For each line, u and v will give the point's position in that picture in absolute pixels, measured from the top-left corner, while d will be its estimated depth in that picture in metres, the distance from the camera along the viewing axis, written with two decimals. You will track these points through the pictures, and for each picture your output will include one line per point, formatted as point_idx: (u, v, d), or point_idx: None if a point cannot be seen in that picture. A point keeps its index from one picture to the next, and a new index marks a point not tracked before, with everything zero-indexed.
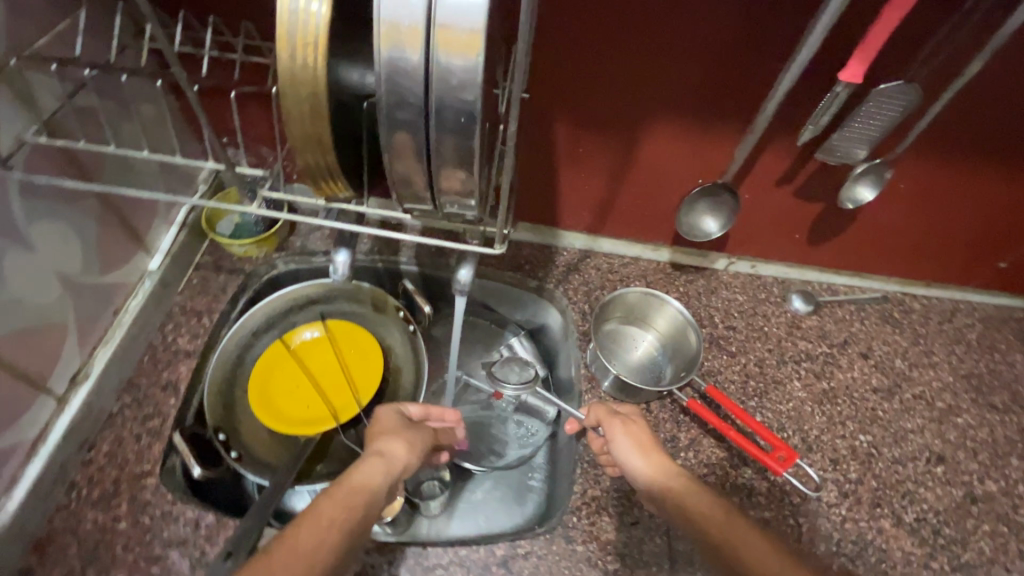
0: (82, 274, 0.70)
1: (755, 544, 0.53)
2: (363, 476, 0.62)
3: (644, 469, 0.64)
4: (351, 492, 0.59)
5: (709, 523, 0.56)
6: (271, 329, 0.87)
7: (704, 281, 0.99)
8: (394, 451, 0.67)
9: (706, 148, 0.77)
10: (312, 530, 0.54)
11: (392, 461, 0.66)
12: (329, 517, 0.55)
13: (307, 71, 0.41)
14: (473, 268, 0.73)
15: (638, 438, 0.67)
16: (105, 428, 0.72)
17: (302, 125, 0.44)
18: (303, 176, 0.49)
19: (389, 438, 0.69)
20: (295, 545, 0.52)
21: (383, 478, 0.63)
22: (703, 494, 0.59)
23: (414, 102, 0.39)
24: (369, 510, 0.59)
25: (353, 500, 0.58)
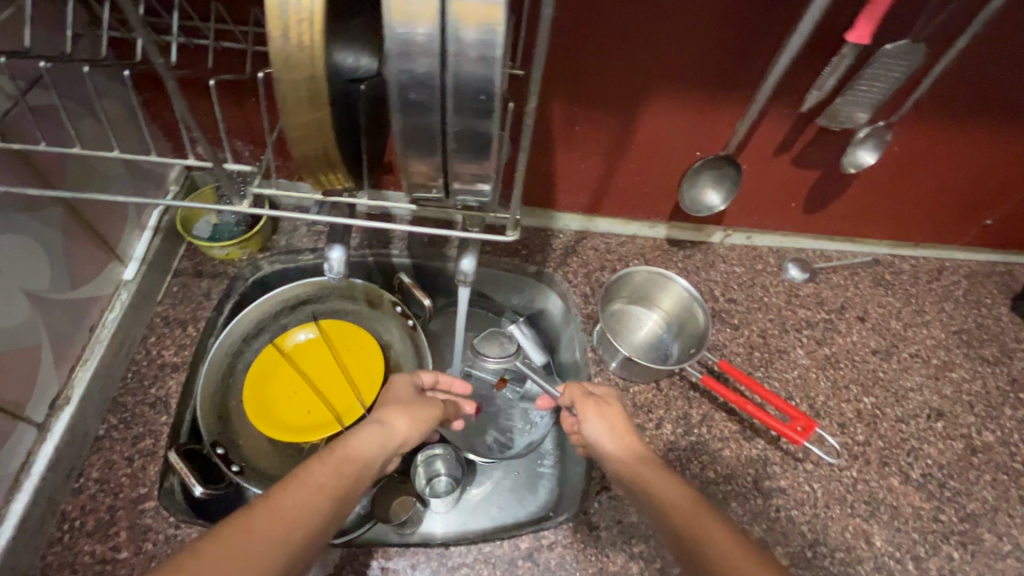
0: (52, 290, 0.64)
1: (716, 525, 0.52)
2: (357, 444, 0.60)
3: (614, 451, 0.65)
4: (343, 462, 0.56)
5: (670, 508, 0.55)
6: (262, 334, 0.83)
7: (701, 255, 0.98)
8: (394, 421, 0.65)
9: (705, 119, 0.75)
10: (299, 493, 0.50)
11: (392, 433, 0.64)
12: (318, 482, 0.53)
13: (304, 52, 0.37)
14: (475, 257, 0.69)
15: (611, 420, 0.68)
16: (94, 453, 0.67)
17: (300, 112, 0.40)
18: (300, 169, 0.45)
19: (396, 407, 0.67)
20: (279, 505, 0.48)
21: (377, 455, 0.61)
22: (669, 476, 0.60)
23: (429, 82, 0.36)
24: (358, 482, 0.56)
25: (343, 473, 0.56)
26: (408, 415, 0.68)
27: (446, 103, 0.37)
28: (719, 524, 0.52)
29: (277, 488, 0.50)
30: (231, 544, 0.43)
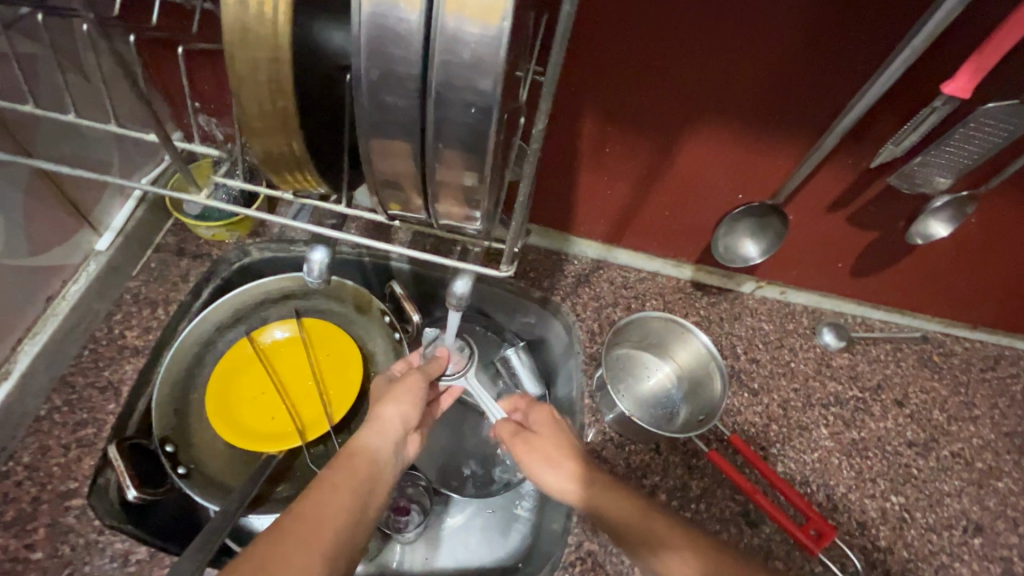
0: (2, 254, 0.59)
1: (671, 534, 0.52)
2: (362, 441, 0.57)
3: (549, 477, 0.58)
4: (352, 461, 0.54)
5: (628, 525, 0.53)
6: (238, 324, 0.76)
7: (727, 304, 0.88)
8: (387, 417, 0.60)
9: (755, 158, 0.66)
10: (321, 498, 0.49)
11: (389, 427, 0.59)
12: (335, 484, 0.51)
13: (264, 26, 0.30)
14: (471, 278, 0.61)
15: (544, 448, 0.60)
16: (29, 435, 0.62)
17: (258, 99, 0.33)
18: (260, 164, 0.37)
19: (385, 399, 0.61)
20: (304, 515, 0.47)
21: (387, 446, 0.58)
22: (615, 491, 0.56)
23: (408, 82, 0.29)
24: (375, 476, 0.54)
25: (358, 468, 0.53)
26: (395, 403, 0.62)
27: (427, 112, 0.30)
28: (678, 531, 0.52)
29: (297, 501, 0.48)
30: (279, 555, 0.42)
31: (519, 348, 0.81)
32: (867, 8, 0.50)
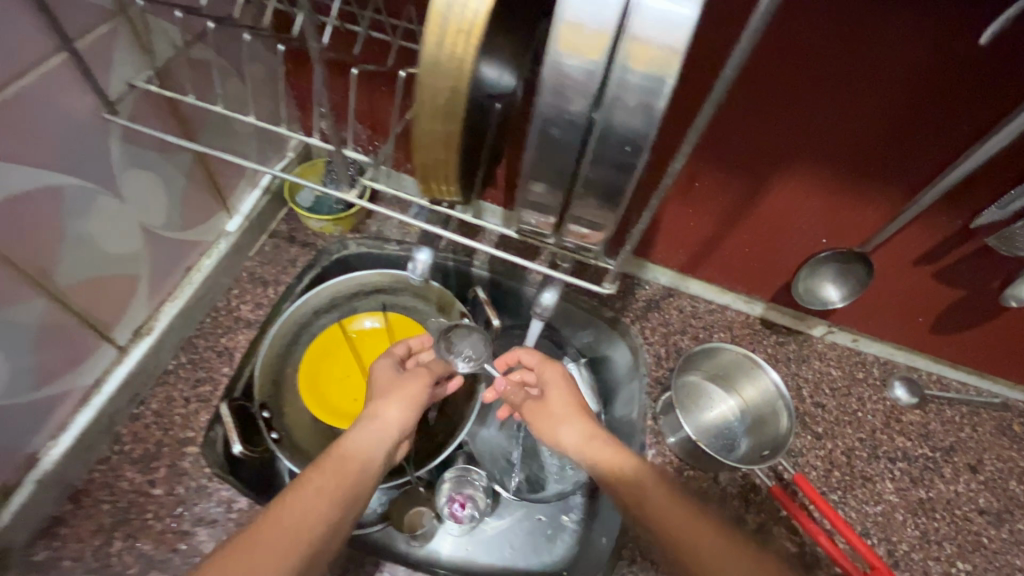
0: (164, 227, 0.66)
1: (661, 502, 0.55)
2: (357, 442, 0.60)
3: (569, 438, 0.66)
4: (341, 462, 0.57)
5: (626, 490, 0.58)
6: (332, 311, 0.83)
7: (795, 345, 0.90)
8: (390, 412, 0.64)
9: (844, 208, 0.68)
10: (296, 501, 0.51)
11: (389, 424, 0.64)
12: (315, 486, 0.53)
13: (453, 61, 0.35)
14: (558, 292, 0.67)
15: (556, 407, 0.70)
16: (158, 385, 0.70)
17: (433, 119, 0.38)
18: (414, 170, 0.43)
19: (388, 397, 0.66)
20: (281, 517, 0.49)
21: (379, 446, 0.61)
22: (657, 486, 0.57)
23: (574, 124, 0.32)
24: (361, 480, 0.57)
25: (337, 478, 0.55)
26: (392, 402, 0.65)
27: (586, 153, 0.34)
28: (679, 512, 0.54)
29: (275, 502, 0.51)
30: (242, 558, 0.45)
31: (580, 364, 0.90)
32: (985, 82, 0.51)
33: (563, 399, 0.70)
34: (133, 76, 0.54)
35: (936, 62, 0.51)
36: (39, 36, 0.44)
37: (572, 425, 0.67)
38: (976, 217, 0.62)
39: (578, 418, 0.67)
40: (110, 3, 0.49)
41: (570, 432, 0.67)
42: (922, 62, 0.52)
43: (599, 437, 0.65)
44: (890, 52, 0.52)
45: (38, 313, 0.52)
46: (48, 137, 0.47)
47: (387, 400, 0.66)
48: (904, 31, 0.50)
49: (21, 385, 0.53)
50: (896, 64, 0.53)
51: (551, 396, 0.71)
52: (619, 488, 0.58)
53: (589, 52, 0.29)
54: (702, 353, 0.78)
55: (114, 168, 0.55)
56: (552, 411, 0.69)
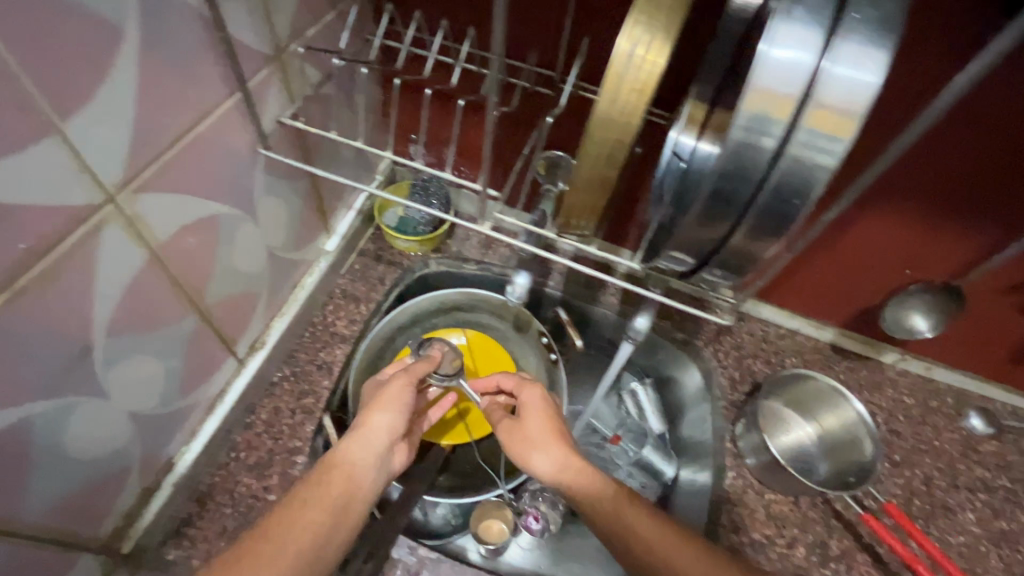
0: (283, 248, 0.71)
1: (643, 530, 0.53)
2: (349, 454, 0.55)
3: (543, 466, 0.58)
4: (327, 476, 0.53)
5: (599, 514, 0.55)
6: (414, 327, 0.87)
7: (867, 372, 0.91)
8: (379, 422, 0.58)
9: (933, 239, 0.70)
10: (286, 529, 0.47)
11: (376, 434, 0.58)
12: (308, 513, 0.49)
13: (622, 116, 0.39)
14: (650, 317, 0.70)
15: (529, 429, 0.61)
16: (267, 396, 0.75)
17: (594, 166, 0.41)
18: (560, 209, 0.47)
19: (379, 405, 0.59)
20: (259, 550, 0.45)
21: (366, 458, 0.56)
22: (644, 516, 0.54)
23: (749, 176, 0.34)
24: (353, 492, 0.53)
25: (330, 490, 0.52)
26: (380, 409, 0.59)
27: (756, 201, 0.35)
28: (663, 537, 0.52)
29: (260, 523, 0.48)
30: None
31: (646, 384, 0.90)
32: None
33: (537, 420, 0.62)
34: (280, 113, 0.59)
35: None
36: (221, 81, 0.49)
37: (548, 451, 0.58)
38: None
39: (559, 441, 0.59)
40: (271, 49, 0.54)
41: (547, 455, 0.58)
42: None
43: (579, 458, 0.58)
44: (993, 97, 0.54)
45: (189, 328, 0.57)
46: (215, 170, 0.52)
47: (382, 408, 0.59)
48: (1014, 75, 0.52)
49: (171, 394, 0.58)
50: (1003, 107, 0.54)
51: (529, 418, 0.62)
52: (592, 511, 0.55)
53: (775, 115, 0.32)
54: (784, 380, 0.79)
55: (255, 194, 0.60)
56: (530, 431, 0.61)
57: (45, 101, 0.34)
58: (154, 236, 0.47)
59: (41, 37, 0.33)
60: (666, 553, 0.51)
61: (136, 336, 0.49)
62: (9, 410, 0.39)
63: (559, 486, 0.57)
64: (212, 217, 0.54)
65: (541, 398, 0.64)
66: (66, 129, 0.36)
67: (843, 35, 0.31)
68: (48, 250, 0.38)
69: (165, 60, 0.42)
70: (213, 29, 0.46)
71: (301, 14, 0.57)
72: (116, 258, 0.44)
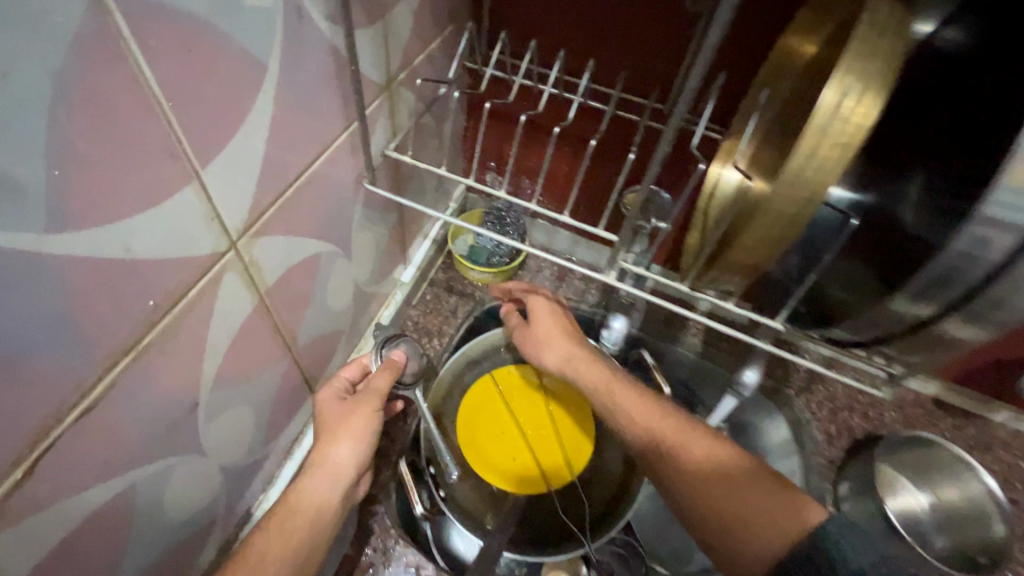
0: (367, 282, 0.67)
1: (696, 446, 0.49)
2: (310, 489, 0.53)
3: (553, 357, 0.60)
4: (289, 519, 0.51)
5: (639, 420, 0.52)
6: (483, 362, 0.84)
7: (975, 430, 0.84)
8: (338, 453, 0.55)
9: None
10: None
11: (343, 467, 0.55)
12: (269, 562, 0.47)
13: (819, 173, 0.34)
14: (760, 371, 0.65)
15: (543, 326, 0.62)
16: None
17: (771, 223, 0.37)
18: (728, 264, 0.43)
19: (338, 434, 0.56)
20: None
21: (334, 492, 0.54)
22: (704, 439, 0.49)
23: (993, 253, 0.29)
24: (317, 535, 0.51)
25: (291, 532, 0.50)
26: (340, 440, 0.56)
27: (983, 292, 0.31)
28: (721, 458, 0.48)
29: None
30: None
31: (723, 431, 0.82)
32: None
33: (542, 317, 0.63)
34: (384, 145, 0.56)
35: None
36: (339, 115, 0.46)
37: (553, 347, 0.61)
38: None
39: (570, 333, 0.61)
40: (383, 79, 0.51)
41: (551, 347, 0.61)
42: None
43: (592, 354, 0.59)
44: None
45: (280, 371, 0.53)
46: (322, 207, 0.49)
47: (340, 437, 0.56)
48: None
49: (257, 442, 0.54)
50: None
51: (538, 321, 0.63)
52: (634, 435, 0.52)
53: None
54: (892, 442, 0.73)
55: (352, 230, 0.57)
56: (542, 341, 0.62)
57: (190, 145, 0.31)
58: (263, 280, 0.44)
59: (194, 77, 0.29)
60: (721, 470, 0.47)
61: (236, 386, 0.45)
62: (117, 477, 0.35)
63: (584, 379, 0.58)
64: (313, 257, 0.51)
65: (557, 308, 0.64)
66: (205, 174, 0.33)
67: None
68: (172, 304, 0.34)
69: (296, 96, 0.39)
70: (340, 61, 0.43)
71: (412, 43, 0.54)
72: (230, 306, 0.40)
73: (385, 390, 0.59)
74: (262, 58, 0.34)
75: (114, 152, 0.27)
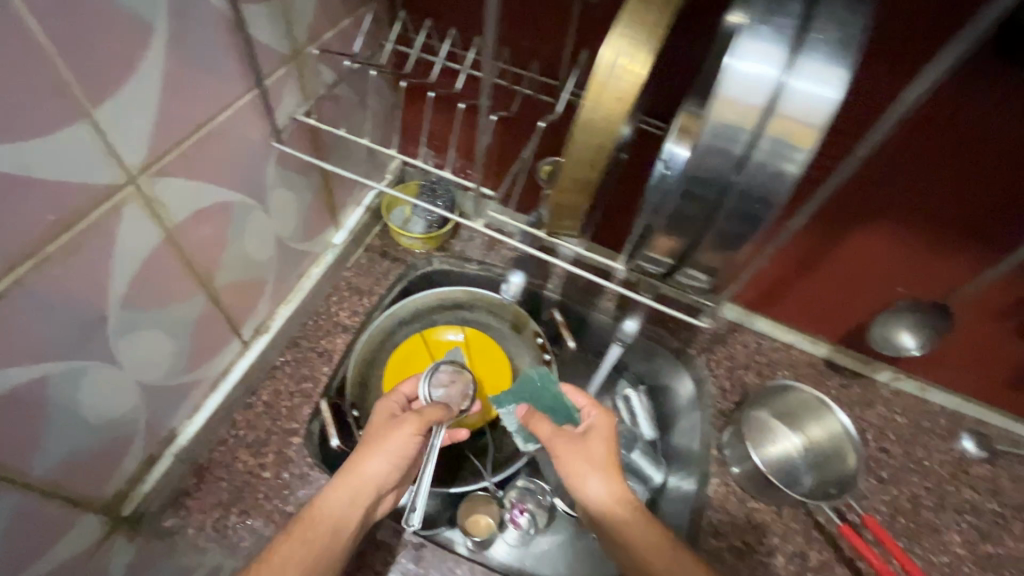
0: (291, 237, 0.75)
1: (661, 553, 0.56)
2: (329, 502, 0.58)
3: (600, 498, 0.58)
4: (310, 529, 0.56)
5: (640, 558, 0.56)
6: (413, 322, 0.88)
7: (860, 389, 0.92)
8: (370, 469, 0.59)
9: (923, 262, 0.69)
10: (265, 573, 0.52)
11: (367, 480, 0.59)
12: (287, 558, 0.53)
13: (605, 122, 0.41)
14: (639, 321, 0.73)
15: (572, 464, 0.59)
16: (268, 379, 0.78)
17: (576, 166, 0.44)
18: (550, 213, 0.49)
19: (370, 450, 0.60)
20: None
21: (353, 508, 0.58)
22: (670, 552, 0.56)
23: (715, 181, 0.37)
24: (338, 535, 0.57)
25: (314, 540, 0.55)
26: (372, 457, 0.59)
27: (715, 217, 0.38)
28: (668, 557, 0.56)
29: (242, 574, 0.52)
30: None
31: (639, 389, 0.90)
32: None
33: (581, 464, 0.59)
34: (294, 110, 0.63)
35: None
36: (240, 77, 0.53)
37: (605, 480, 0.59)
38: None
39: (613, 475, 0.59)
40: (289, 50, 0.58)
41: (605, 481, 0.59)
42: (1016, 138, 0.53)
43: (623, 489, 0.59)
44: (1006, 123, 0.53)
45: (198, 306, 0.60)
46: (229, 159, 0.56)
47: (376, 453, 0.60)
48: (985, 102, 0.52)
49: (176, 369, 0.61)
50: (994, 141, 0.54)
51: (591, 440, 0.61)
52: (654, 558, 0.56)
53: (741, 122, 0.34)
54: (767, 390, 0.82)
55: (266, 186, 0.64)
56: (578, 477, 0.59)
57: (79, 88, 0.38)
58: (169, 216, 0.51)
59: (81, 33, 0.37)
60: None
61: (146, 311, 0.52)
62: (25, 367, 0.43)
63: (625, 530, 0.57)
64: (225, 204, 0.58)
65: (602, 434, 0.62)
66: (97, 114, 0.40)
67: (804, 53, 0.33)
68: (71, 222, 0.42)
69: (191, 59, 0.46)
70: (234, 30, 0.50)
71: (318, 19, 0.61)
72: (132, 235, 0.47)
73: (428, 414, 0.62)
74: (149, 20, 0.41)
75: (8, 89, 0.35)
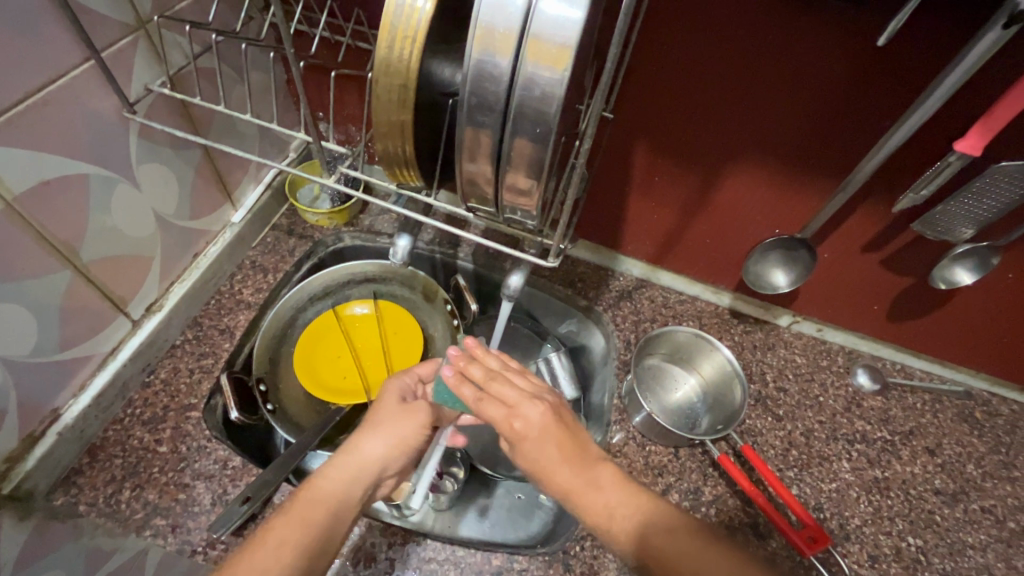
0: (174, 214, 0.75)
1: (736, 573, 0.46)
2: (328, 481, 0.56)
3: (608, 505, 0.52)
4: (311, 502, 0.54)
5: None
6: (326, 298, 0.89)
7: (762, 334, 0.93)
8: (371, 448, 0.60)
9: (786, 196, 0.72)
10: (256, 555, 0.48)
11: (371, 458, 0.60)
12: (280, 537, 0.50)
13: (401, 62, 0.42)
14: (524, 276, 0.74)
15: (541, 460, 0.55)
16: (166, 357, 0.78)
17: (386, 110, 0.45)
18: (380, 162, 0.50)
19: (372, 430, 0.62)
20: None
21: (356, 485, 0.57)
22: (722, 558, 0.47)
23: (492, 106, 0.39)
24: (339, 512, 0.55)
25: (314, 516, 0.53)
26: (371, 435, 0.62)
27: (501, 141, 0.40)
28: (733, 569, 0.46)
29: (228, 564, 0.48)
30: None
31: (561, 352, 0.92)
32: (916, 75, 0.54)
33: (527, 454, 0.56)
34: (150, 81, 0.62)
35: (848, 59, 0.55)
36: (71, 45, 0.53)
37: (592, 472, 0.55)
38: (896, 202, 0.66)
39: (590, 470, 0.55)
40: (132, 19, 0.58)
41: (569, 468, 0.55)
42: (833, 61, 0.56)
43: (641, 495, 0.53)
44: (819, 49, 0.56)
45: (64, 280, 0.61)
46: (75, 129, 0.56)
47: (376, 433, 0.62)
48: (794, 27, 0.55)
49: (46, 344, 0.62)
50: (815, 66, 0.57)
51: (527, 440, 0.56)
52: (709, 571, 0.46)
53: (501, 50, 0.37)
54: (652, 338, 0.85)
55: (131, 159, 0.64)
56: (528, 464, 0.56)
57: None
58: (6, 186, 0.52)
59: None
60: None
61: None
62: None
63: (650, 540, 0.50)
64: (80, 176, 0.58)
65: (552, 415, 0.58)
66: None
67: None
68: None
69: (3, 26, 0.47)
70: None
71: None
72: None
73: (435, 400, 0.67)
74: None
75: None
